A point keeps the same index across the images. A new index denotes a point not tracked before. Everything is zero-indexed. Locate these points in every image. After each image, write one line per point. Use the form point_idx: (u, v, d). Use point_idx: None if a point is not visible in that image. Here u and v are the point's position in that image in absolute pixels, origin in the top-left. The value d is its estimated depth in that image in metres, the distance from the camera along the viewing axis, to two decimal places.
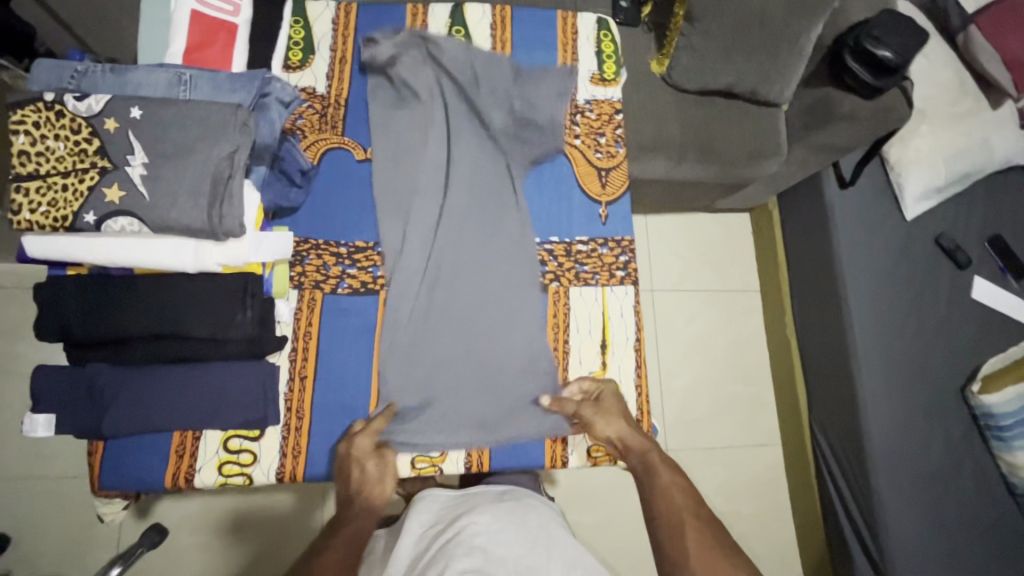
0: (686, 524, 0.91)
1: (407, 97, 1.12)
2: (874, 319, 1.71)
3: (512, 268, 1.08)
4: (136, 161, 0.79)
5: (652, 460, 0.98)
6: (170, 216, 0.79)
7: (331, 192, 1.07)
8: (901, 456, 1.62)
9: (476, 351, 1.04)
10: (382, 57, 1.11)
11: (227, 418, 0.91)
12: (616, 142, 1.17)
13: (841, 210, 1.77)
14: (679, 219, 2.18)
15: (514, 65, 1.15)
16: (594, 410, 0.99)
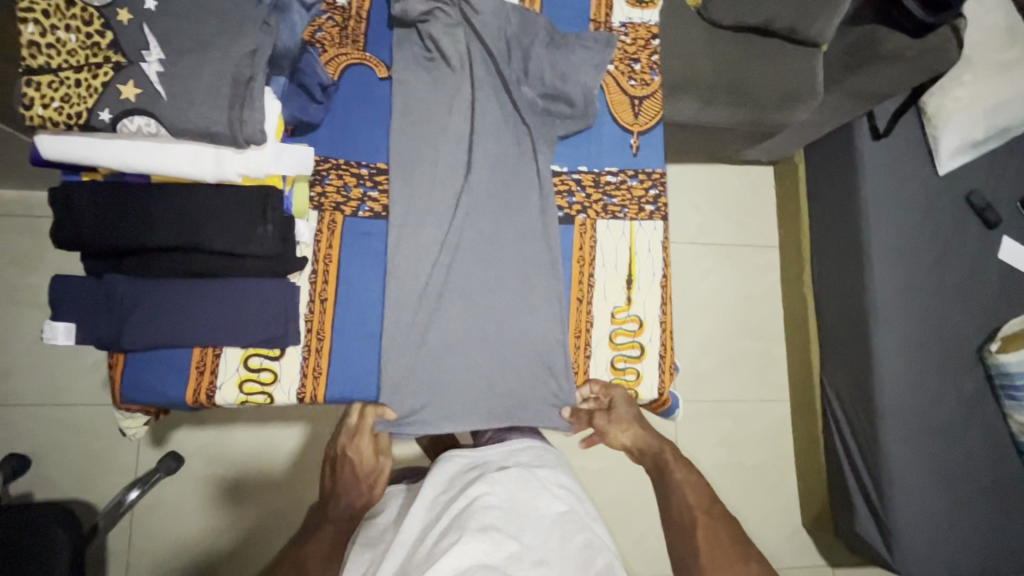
0: (698, 521, 0.93)
1: (436, 61, 1.04)
2: (896, 275, 1.68)
3: (534, 221, 1.03)
4: (151, 57, 0.75)
5: (664, 461, 1.04)
6: (189, 117, 0.75)
7: (352, 112, 1.01)
8: (911, 411, 1.62)
9: (491, 335, 0.99)
10: (414, 12, 0.99)
11: (248, 336, 0.90)
12: (650, 70, 1.10)
13: (872, 162, 1.71)
14: (700, 171, 2.12)
15: (550, 30, 1.05)
16: (606, 420, 1.02)
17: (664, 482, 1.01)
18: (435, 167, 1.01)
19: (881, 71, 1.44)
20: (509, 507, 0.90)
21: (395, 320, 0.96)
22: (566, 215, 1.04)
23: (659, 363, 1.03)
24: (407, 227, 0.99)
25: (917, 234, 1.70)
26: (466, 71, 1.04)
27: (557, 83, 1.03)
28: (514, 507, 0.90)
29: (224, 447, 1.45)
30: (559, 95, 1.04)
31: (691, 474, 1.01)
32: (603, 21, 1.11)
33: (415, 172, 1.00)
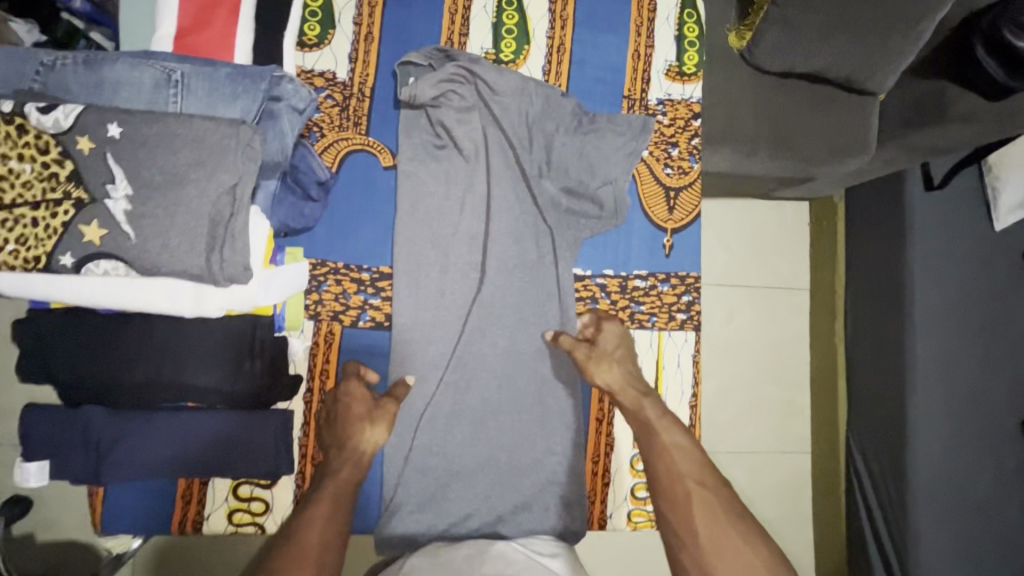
0: (692, 494, 0.77)
1: (448, 147, 0.93)
2: (940, 342, 1.56)
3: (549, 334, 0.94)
4: (117, 192, 0.64)
5: (648, 417, 0.85)
6: (162, 261, 0.66)
7: (353, 207, 0.91)
8: (944, 489, 1.53)
9: (501, 459, 0.90)
10: (424, 97, 0.88)
11: (236, 470, 0.83)
12: (690, 156, 0.98)
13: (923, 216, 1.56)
14: (730, 206, 1.97)
15: (578, 109, 0.93)
16: (588, 353, 0.89)
17: (652, 445, 0.83)
18: (444, 270, 0.92)
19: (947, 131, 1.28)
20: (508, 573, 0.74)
21: (403, 444, 0.89)
22: (588, 325, 0.94)
23: None
24: (416, 339, 0.90)
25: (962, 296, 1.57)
26: (482, 161, 0.93)
27: (584, 178, 0.93)
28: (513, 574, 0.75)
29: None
30: (585, 192, 0.93)
31: (680, 438, 0.83)
32: (638, 97, 0.98)
33: (422, 278, 0.91)
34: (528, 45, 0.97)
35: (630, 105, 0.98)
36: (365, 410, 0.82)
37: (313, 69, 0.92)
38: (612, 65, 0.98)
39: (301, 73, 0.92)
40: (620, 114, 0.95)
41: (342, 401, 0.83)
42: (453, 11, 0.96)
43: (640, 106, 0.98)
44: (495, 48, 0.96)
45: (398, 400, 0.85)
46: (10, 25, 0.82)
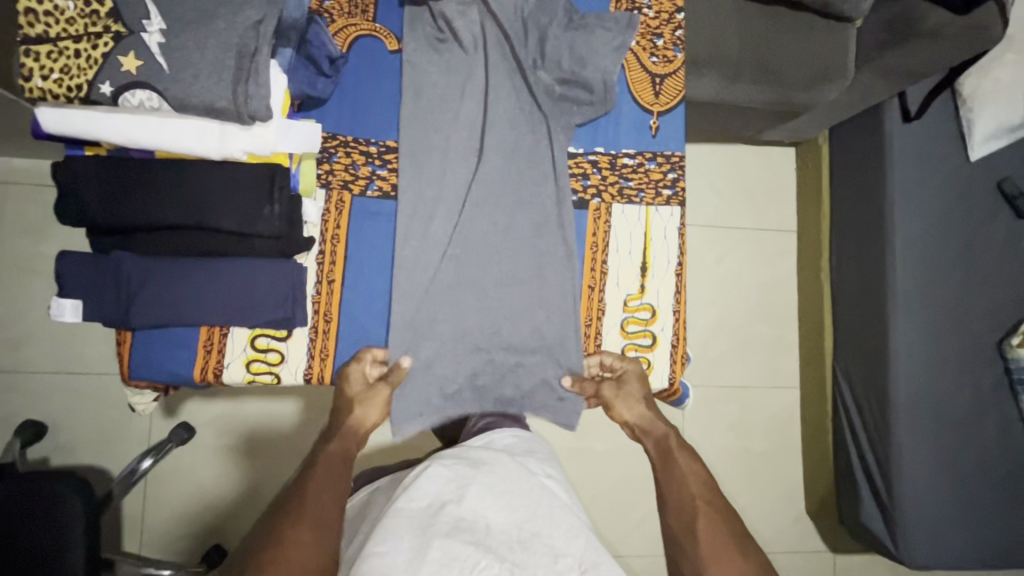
0: (700, 512, 0.86)
1: (449, 41, 0.99)
2: (918, 264, 1.63)
3: (545, 208, 0.99)
4: (152, 27, 0.71)
5: (670, 444, 0.95)
6: (193, 91, 0.72)
7: (361, 87, 0.98)
8: (925, 404, 1.59)
9: (503, 319, 0.97)
10: None
11: (256, 315, 0.89)
12: (674, 46, 1.05)
13: (902, 144, 1.64)
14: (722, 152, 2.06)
15: (569, 7, 0.98)
16: (615, 391, 0.97)
17: (669, 468, 0.93)
18: (447, 145, 0.98)
19: (918, 47, 1.37)
20: (506, 496, 0.90)
21: (413, 309, 0.95)
22: (581, 200, 1.01)
23: (670, 354, 1.01)
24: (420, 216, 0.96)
25: (940, 220, 1.64)
26: (479, 54, 0.99)
27: (575, 65, 0.97)
28: (499, 499, 0.90)
29: (236, 414, 1.43)
30: (577, 78, 0.97)
31: (696, 467, 0.92)
32: None
33: (424, 150, 0.97)
34: None
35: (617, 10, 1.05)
36: (367, 397, 0.91)
37: None
38: None
39: None
40: (608, 14, 0.99)
41: (354, 402, 0.91)
42: None
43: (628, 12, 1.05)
44: None
45: (393, 383, 0.92)
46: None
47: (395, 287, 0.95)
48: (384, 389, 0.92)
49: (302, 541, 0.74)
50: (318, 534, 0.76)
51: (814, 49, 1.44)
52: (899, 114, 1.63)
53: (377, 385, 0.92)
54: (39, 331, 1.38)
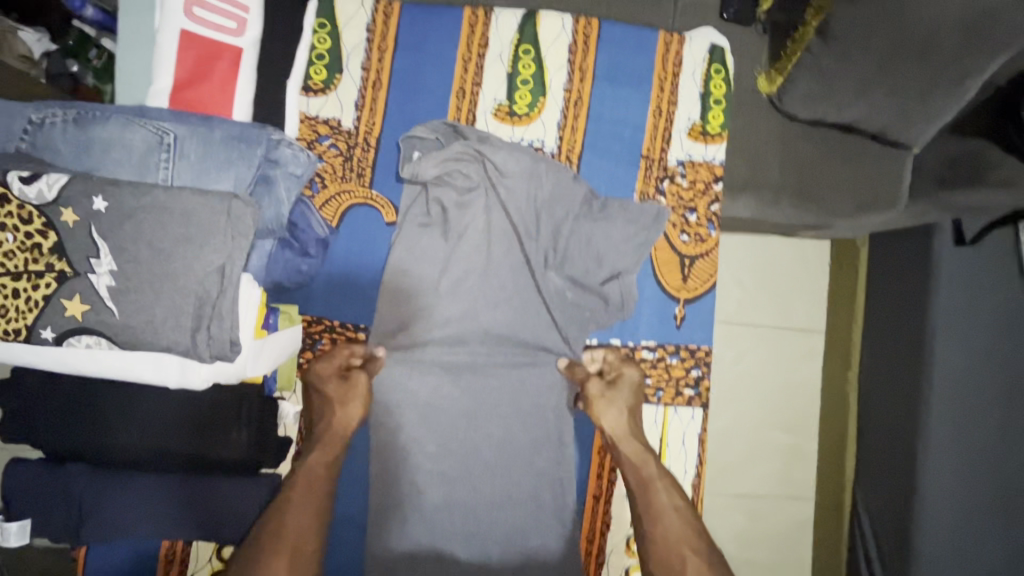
0: (688, 564, 0.78)
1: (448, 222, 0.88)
2: None
3: (544, 410, 0.89)
4: (101, 267, 0.61)
5: (649, 475, 0.84)
6: (147, 338, 0.63)
7: (353, 264, 0.88)
8: None
9: (494, 537, 0.86)
10: (425, 176, 0.85)
11: (219, 531, 0.80)
12: (708, 222, 0.93)
13: (949, 271, 1.23)
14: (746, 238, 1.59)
15: (589, 192, 0.88)
16: (601, 391, 0.87)
17: (649, 501, 0.83)
18: (438, 335, 0.87)
19: (985, 197, 1.12)
20: None
21: (399, 523, 0.85)
22: None
23: None
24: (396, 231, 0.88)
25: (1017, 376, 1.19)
26: (484, 241, 0.88)
27: (590, 268, 0.89)
28: None
29: None
30: (591, 280, 0.88)
31: (678, 501, 0.83)
32: (657, 157, 0.93)
33: (416, 344, 0.87)
34: (543, 97, 0.91)
35: (643, 191, 0.92)
36: (343, 393, 0.84)
37: (318, 117, 0.88)
38: (630, 123, 0.92)
39: (305, 119, 0.88)
40: (633, 200, 0.90)
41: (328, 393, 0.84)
42: (466, 59, 0.91)
43: (653, 199, 0.92)
44: (509, 100, 0.91)
45: (369, 372, 0.85)
46: (20, 33, 0.86)
47: (380, 495, 0.86)
48: (359, 377, 0.84)
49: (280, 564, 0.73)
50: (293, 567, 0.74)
51: (872, 167, 1.23)
52: (951, 236, 1.24)
53: (352, 376, 0.84)
54: None
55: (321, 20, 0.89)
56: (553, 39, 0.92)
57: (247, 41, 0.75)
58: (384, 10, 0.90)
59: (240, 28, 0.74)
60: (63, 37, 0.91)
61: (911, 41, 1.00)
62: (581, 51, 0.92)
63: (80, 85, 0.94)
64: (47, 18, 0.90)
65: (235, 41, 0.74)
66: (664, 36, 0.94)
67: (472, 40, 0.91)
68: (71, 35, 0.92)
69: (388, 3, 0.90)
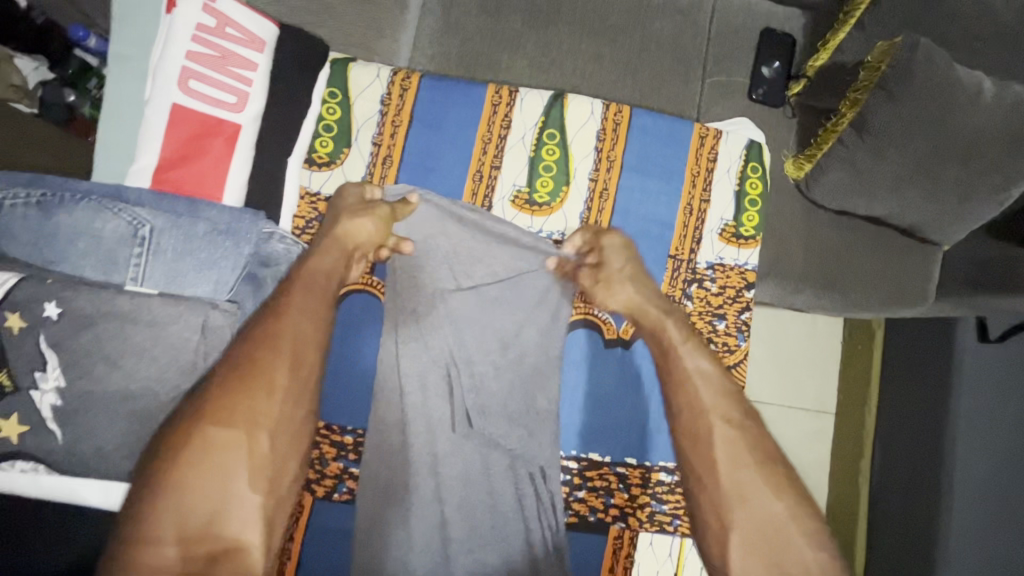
0: (716, 432, 0.68)
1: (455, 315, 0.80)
2: None
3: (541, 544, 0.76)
4: (47, 382, 0.52)
5: (670, 340, 0.76)
6: (92, 467, 0.54)
7: (345, 358, 0.79)
8: None
9: None
10: (438, 249, 0.80)
11: None
12: (738, 332, 0.85)
13: (975, 369, 1.13)
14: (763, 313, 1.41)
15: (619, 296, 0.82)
16: (592, 279, 0.80)
17: (670, 368, 0.75)
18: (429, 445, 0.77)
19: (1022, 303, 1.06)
20: None
21: None
22: (600, 522, 0.80)
23: None
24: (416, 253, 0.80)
25: None
26: (500, 346, 0.80)
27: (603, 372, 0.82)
28: None
29: None
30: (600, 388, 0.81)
31: (704, 364, 0.73)
32: (686, 257, 0.85)
33: (400, 454, 0.76)
34: (566, 185, 0.84)
35: (669, 293, 0.84)
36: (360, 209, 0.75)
37: (319, 194, 0.80)
38: (658, 218, 0.85)
39: (304, 195, 0.80)
40: None
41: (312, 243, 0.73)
42: (486, 139, 0.84)
43: (680, 303, 0.84)
44: (529, 187, 0.84)
45: (399, 215, 0.78)
46: (14, 62, 0.84)
47: None
48: (382, 207, 0.76)
49: (280, 389, 0.56)
50: (293, 403, 0.57)
51: (899, 264, 1.17)
52: (975, 332, 1.15)
53: (373, 204, 0.77)
54: None
55: (332, 89, 0.83)
56: (581, 123, 0.86)
57: (247, 117, 0.68)
58: (401, 82, 0.84)
59: (240, 104, 0.67)
60: (62, 65, 0.89)
61: (949, 146, 0.97)
62: (609, 139, 0.86)
63: (75, 115, 0.91)
64: (46, 47, 0.86)
65: (233, 116, 0.67)
66: (699, 129, 0.87)
67: (494, 120, 0.85)
68: (71, 63, 0.89)
69: (406, 75, 0.84)
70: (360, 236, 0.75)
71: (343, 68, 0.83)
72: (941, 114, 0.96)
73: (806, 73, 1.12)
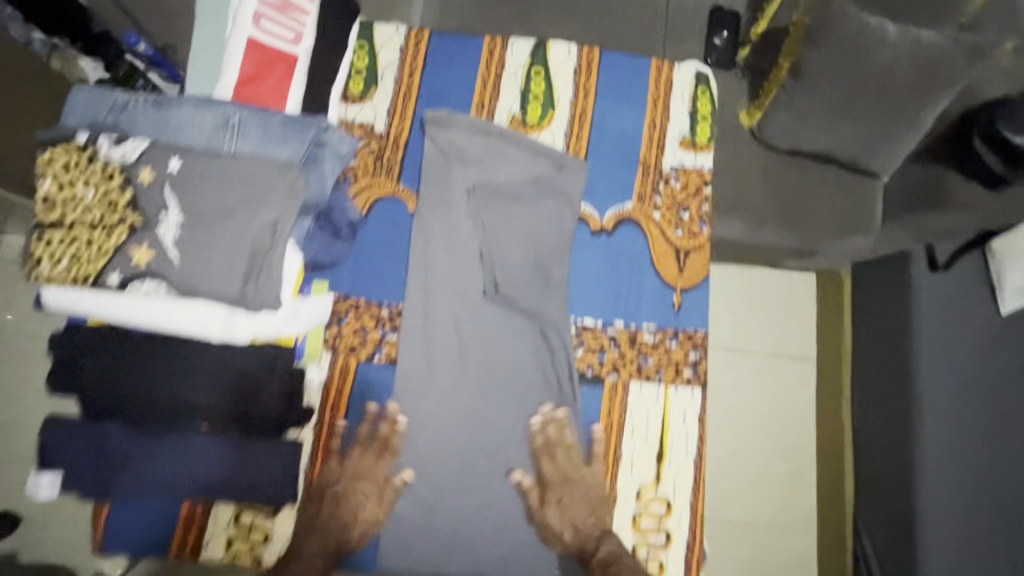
0: None
1: (477, 202, 0.97)
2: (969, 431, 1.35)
3: (544, 396, 0.94)
4: (169, 220, 0.70)
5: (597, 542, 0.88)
6: (200, 286, 0.70)
7: (380, 247, 0.96)
8: None
9: (507, 503, 0.91)
10: (459, 147, 0.98)
11: (237, 497, 0.84)
12: (700, 220, 1.03)
13: (932, 298, 1.31)
14: (740, 271, 1.67)
15: (600, 193, 1.02)
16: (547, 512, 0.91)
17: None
18: (454, 311, 0.95)
19: (947, 218, 1.25)
20: None
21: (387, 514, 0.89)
22: (597, 376, 0.96)
23: (684, 558, 0.91)
24: (443, 153, 0.98)
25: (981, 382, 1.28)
26: (511, 229, 0.97)
27: (593, 252, 1.00)
28: None
29: None
30: (592, 265, 0.99)
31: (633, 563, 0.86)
32: (653, 162, 1.04)
33: (429, 321, 0.94)
34: (552, 110, 1.04)
35: (641, 190, 1.03)
36: (404, 122, 1.01)
37: (353, 121, 1.00)
38: (628, 133, 1.04)
39: (342, 122, 1.00)
40: (626, 199, 1.02)
41: (381, 157, 0.99)
42: (485, 76, 1.05)
43: (651, 198, 1.02)
44: (522, 111, 1.03)
45: (411, 104, 1.02)
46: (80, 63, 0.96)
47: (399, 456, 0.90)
48: (412, 116, 1.01)
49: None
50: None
51: (848, 196, 1.34)
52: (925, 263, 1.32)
53: (406, 113, 1.01)
54: None
55: (361, 42, 1.04)
56: (561, 63, 1.07)
57: (302, 49, 0.88)
58: (416, 36, 1.05)
59: (296, 40, 0.87)
60: (115, 70, 0.96)
61: (869, 77, 1.16)
62: (584, 73, 1.06)
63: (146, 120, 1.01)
64: (102, 53, 0.94)
65: (292, 48, 0.87)
66: (656, 63, 1.08)
67: (491, 62, 1.05)
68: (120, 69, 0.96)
69: (419, 31, 1.06)
70: (411, 137, 1.01)
71: (370, 26, 1.05)
72: (856, 53, 1.15)
73: (751, 39, 1.36)
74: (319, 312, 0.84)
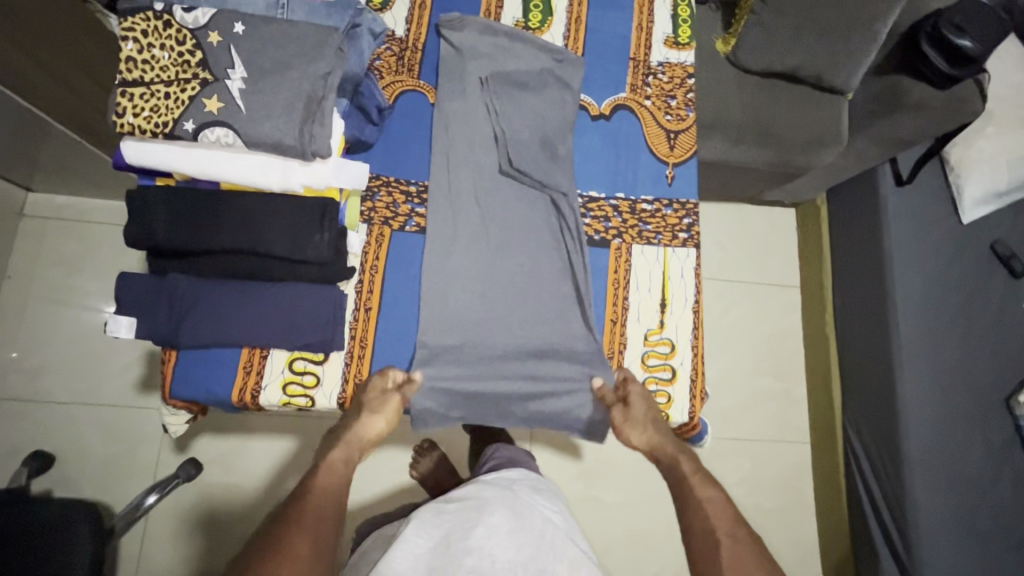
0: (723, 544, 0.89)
1: (489, 91, 1.10)
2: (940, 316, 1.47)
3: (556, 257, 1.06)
4: (235, 75, 0.82)
5: (683, 471, 0.98)
6: (262, 130, 0.81)
7: (405, 133, 1.09)
8: (965, 473, 1.39)
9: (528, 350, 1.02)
10: (470, 45, 1.11)
11: (291, 341, 0.93)
12: (686, 106, 1.16)
13: (896, 210, 1.51)
14: (726, 209, 1.87)
15: (597, 84, 1.15)
16: (622, 416, 0.98)
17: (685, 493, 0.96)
18: (474, 185, 1.07)
19: (902, 121, 1.37)
20: None
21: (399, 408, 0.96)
22: (603, 239, 1.08)
23: (689, 388, 1.04)
24: (457, 52, 1.11)
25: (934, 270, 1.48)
26: (520, 113, 1.09)
27: (592, 134, 1.13)
28: None
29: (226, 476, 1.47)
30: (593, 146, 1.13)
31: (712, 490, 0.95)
32: (642, 59, 1.18)
33: (453, 194, 1.06)
34: (551, 16, 1.17)
35: (633, 83, 1.16)
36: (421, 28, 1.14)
37: None
38: (618, 34, 1.18)
39: None
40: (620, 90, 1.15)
41: (403, 57, 1.12)
42: None
43: (641, 89, 1.16)
44: (525, 18, 1.17)
45: (427, 12, 1.15)
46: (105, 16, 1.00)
47: (429, 309, 1.00)
48: (429, 23, 1.14)
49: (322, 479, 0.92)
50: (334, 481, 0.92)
51: (819, 110, 1.44)
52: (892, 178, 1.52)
53: (424, 20, 1.14)
54: (64, 385, 1.50)
55: None
56: None
57: None
58: None
59: None
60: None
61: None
62: None
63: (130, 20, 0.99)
64: None
65: None
66: None
67: None
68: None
69: None
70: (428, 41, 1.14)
71: None
72: None
73: None
74: (356, 177, 0.93)
